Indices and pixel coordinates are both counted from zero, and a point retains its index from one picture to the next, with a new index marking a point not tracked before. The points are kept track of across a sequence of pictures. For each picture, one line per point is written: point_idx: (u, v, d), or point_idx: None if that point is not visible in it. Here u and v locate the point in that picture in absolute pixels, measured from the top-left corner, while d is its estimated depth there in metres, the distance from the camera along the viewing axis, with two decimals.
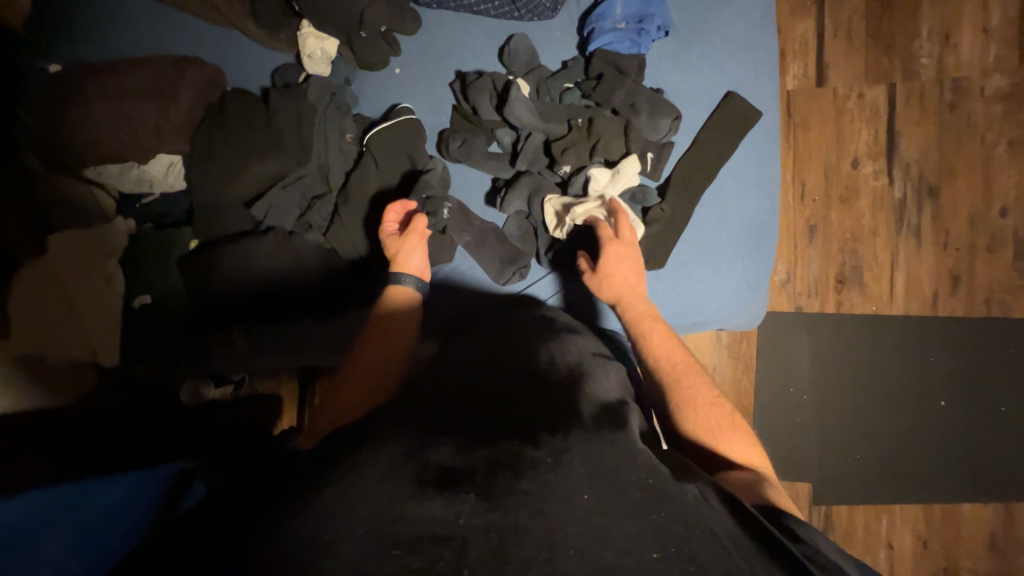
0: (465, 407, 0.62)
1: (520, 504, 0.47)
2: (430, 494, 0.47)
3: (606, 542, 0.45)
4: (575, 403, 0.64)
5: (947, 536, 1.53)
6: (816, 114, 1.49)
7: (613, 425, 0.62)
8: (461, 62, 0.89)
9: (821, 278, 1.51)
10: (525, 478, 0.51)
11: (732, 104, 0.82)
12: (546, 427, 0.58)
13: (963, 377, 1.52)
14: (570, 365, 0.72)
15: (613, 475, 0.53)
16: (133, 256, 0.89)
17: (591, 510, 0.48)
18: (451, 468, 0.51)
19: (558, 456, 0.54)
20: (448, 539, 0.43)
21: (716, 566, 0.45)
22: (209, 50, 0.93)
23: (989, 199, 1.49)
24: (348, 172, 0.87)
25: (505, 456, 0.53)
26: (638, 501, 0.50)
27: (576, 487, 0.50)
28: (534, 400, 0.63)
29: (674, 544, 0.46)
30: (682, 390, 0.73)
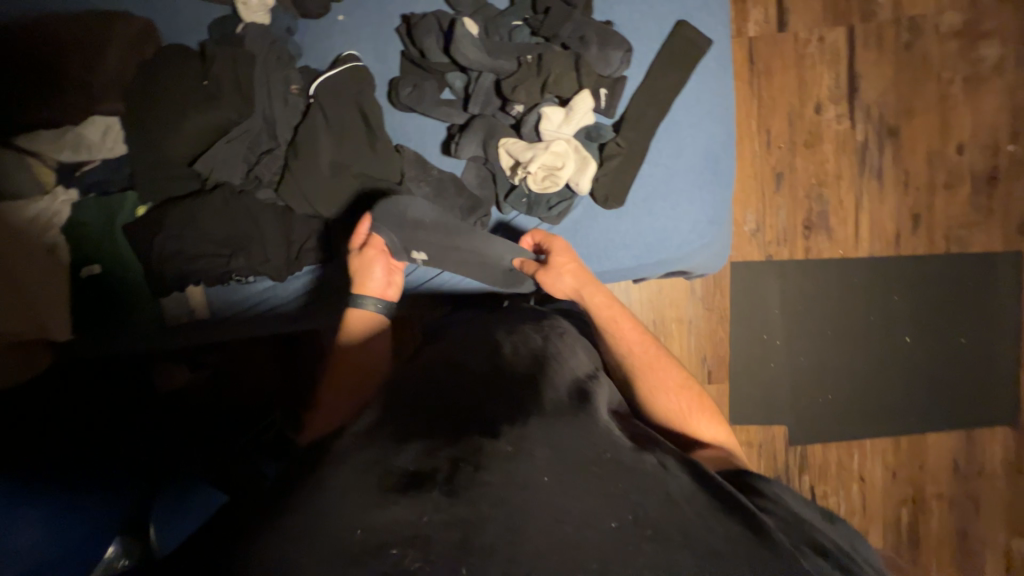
0: (424, 395, 0.61)
1: (484, 495, 0.48)
2: (392, 499, 0.47)
3: (565, 518, 0.48)
4: (539, 388, 0.63)
5: (914, 466, 1.60)
6: (778, 60, 1.49)
7: (578, 408, 0.61)
8: (406, 5, 0.86)
9: (789, 224, 1.53)
10: (488, 470, 0.50)
11: (683, 33, 0.82)
12: (508, 415, 0.57)
13: (925, 313, 1.57)
14: (535, 352, 0.71)
15: (573, 454, 0.53)
16: (78, 227, 0.85)
17: (552, 491, 0.49)
18: (416, 470, 0.50)
19: (521, 443, 0.54)
20: (412, 541, 0.45)
21: (671, 529, 0.48)
22: (142, 7, 0.88)
23: (946, 137, 1.52)
24: (295, 125, 0.84)
25: (469, 450, 0.52)
26: (598, 477, 0.52)
27: (536, 472, 0.51)
28: (496, 391, 0.62)
29: (631, 513, 0.49)
30: (661, 378, 0.77)
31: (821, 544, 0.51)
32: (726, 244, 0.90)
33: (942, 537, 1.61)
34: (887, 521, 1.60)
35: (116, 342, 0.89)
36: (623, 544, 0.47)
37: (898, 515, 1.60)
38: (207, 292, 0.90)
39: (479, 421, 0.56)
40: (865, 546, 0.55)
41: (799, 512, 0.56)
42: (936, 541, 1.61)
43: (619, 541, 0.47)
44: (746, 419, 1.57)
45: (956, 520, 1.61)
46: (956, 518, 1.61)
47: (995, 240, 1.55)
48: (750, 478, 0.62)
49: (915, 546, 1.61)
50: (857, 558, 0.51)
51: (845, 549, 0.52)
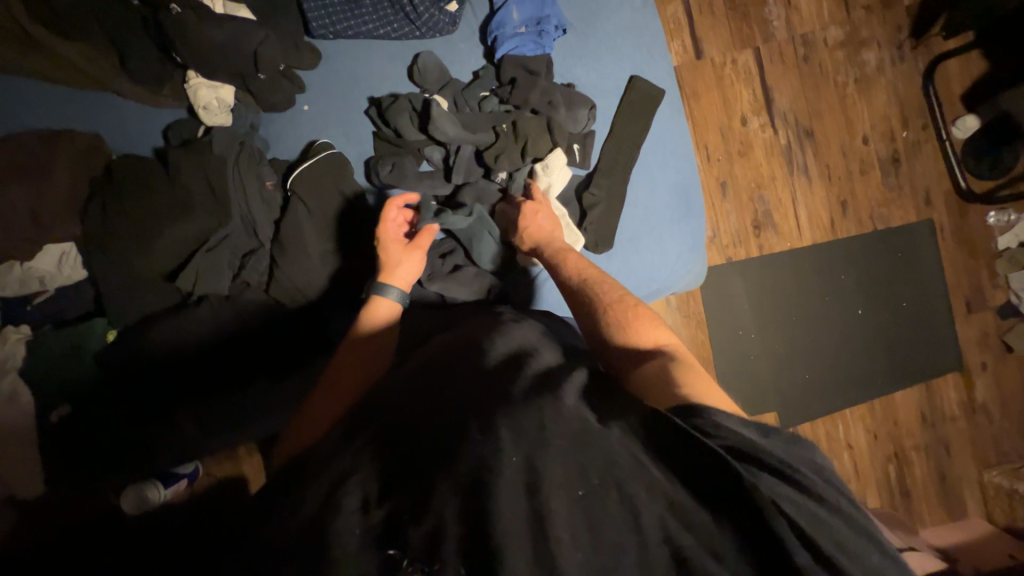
0: (399, 400, 0.59)
1: (454, 488, 0.49)
2: (361, 511, 0.48)
3: (540, 497, 0.48)
4: (516, 377, 0.60)
5: (890, 424, 1.75)
6: (702, 83, 1.64)
7: (550, 387, 0.59)
8: (372, 88, 0.87)
9: (740, 227, 1.67)
10: (458, 466, 0.50)
11: (638, 86, 0.89)
12: (482, 408, 0.55)
13: (868, 285, 1.75)
14: (512, 344, 0.67)
15: (539, 433, 0.53)
16: (43, 366, 0.77)
17: (520, 474, 0.49)
18: (388, 477, 0.51)
19: (487, 433, 0.52)
20: (382, 540, 0.47)
21: (632, 489, 0.50)
22: (85, 120, 0.83)
23: (852, 131, 1.73)
24: (277, 222, 0.81)
25: (440, 449, 0.52)
26: (567, 451, 0.52)
27: (503, 455, 0.50)
28: (470, 381, 0.59)
29: (598, 477, 0.50)
30: (619, 315, 0.73)
31: (773, 464, 0.53)
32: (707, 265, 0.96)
33: (926, 483, 1.76)
34: (878, 480, 1.73)
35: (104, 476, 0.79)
36: (598, 511, 0.49)
37: (886, 473, 1.73)
38: (194, 414, 0.80)
39: (457, 423, 0.54)
40: (813, 456, 0.58)
41: (738, 429, 0.56)
42: (922, 488, 1.75)
43: (588, 508, 0.49)
44: None
45: (934, 466, 1.77)
46: (933, 464, 1.77)
47: (909, 212, 1.76)
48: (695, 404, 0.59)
49: (906, 497, 1.74)
50: (809, 474, 0.54)
51: (796, 465, 0.54)
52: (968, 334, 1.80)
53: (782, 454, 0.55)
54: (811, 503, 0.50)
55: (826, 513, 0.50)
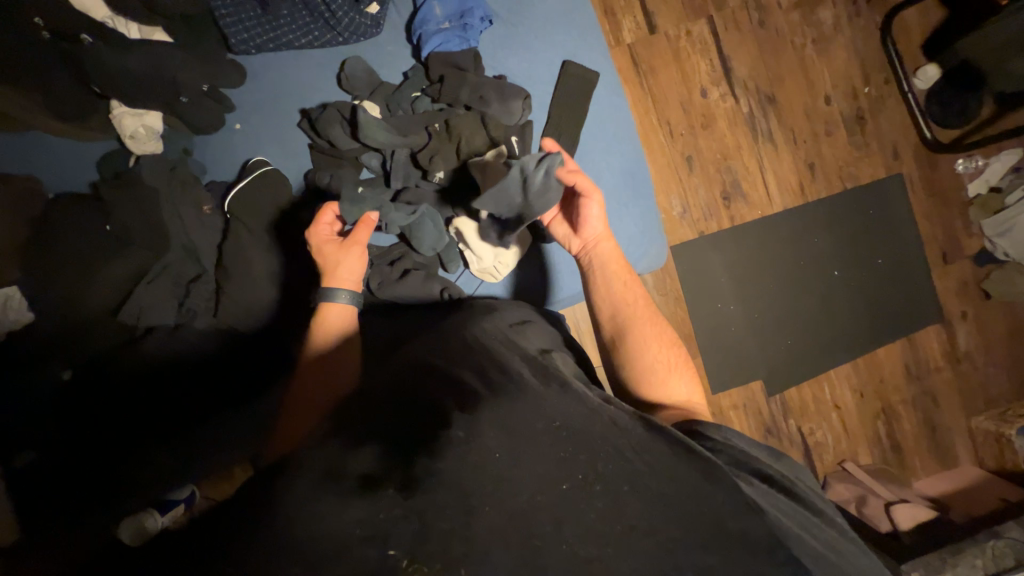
0: (383, 403, 0.61)
1: (438, 486, 0.49)
2: (349, 502, 0.47)
3: (520, 489, 0.51)
4: (491, 371, 0.64)
5: (876, 381, 1.76)
6: (658, 59, 1.62)
7: (530, 381, 0.63)
8: (303, 101, 0.86)
9: (709, 200, 1.66)
10: (440, 458, 0.52)
11: (571, 72, 0.88)
12: (460, 402, 0.58)
13: (843, 245, 1.75)
14: (484, 340, 0.71)
15: (524, 424, 0.56)
16: (5, 413, 0.76)
17: (502, 464, 0.52)
18: (380, 467, 0.51)
19: (471, 429, 0.55)
20: (366, 539, 0.45)
21: (620, 482, 0.52)
22: (17, 162, 0.81)
23: (814, 92, 1.72)
24: (219, 245, 0.81)
25: (422, 445, 0.54)
26: (554, 443, 0.54)
27: (490, 449, 0.53)
28: (444, 381, 0.62)
29: (582, 472, 0.53)
30: (654, 346, 0.77)
31: (763, 471, 0.60)
32: (664, 245, 0.95)
33: (916, 435, 1.78)
34: (868, 437, 1.74)
35: (64, 523, 0.74)
36: (577, 502, 0.51)
37: (875, 429, 1.75)
38: (155, 446, 0.76)
39: (431, 417, 0.57)
40: (799, 470, 0.66)
41: (747, 449, 0.64)
42: (913, 441, 1.77)
43: (568, 500, 0.51)
44: (724, 384, 1.67)
45: (923, 418, 1.78)
46: (922, 416, 1.78)
47: (878, 168, 1.76)
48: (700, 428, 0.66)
49: (898, 451, 1.76)
50: (799, 487, 0.61)
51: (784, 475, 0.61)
52: (947, 285, 1.80)
53: (775, 468, 0.63)
54: (795, 504, 0.57)
55: (807, 512, 0.57)
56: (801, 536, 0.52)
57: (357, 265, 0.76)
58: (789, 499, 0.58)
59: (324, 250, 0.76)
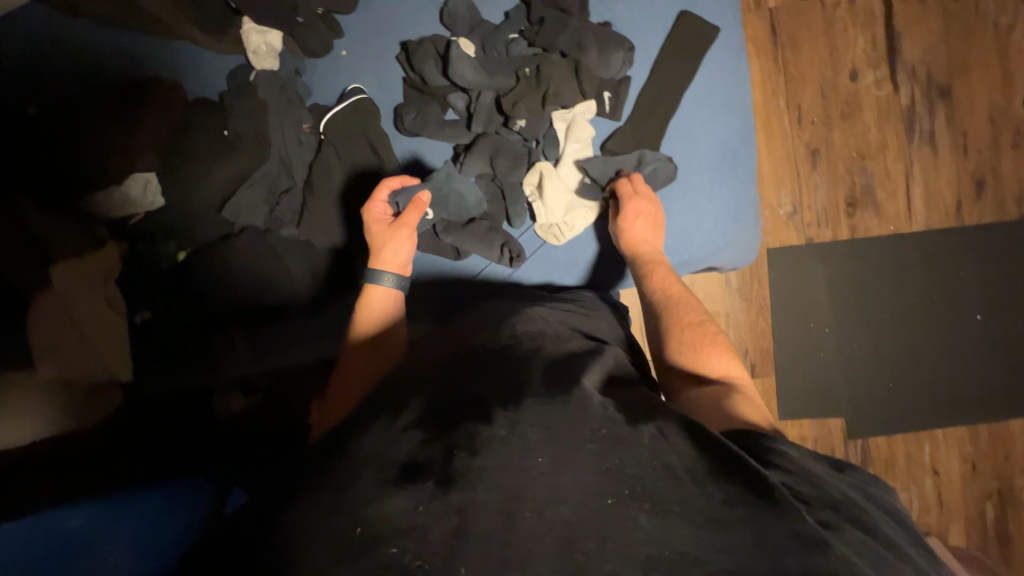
0: (427, 380, 0.63)
1: (477, 482, 0.49)
2: (389, 492, 0.48)
3: (563, 498, 0.48)
4: (536, 370, 0.62)
5: (998, 456, 1.45)
6: (805, 29, 1.38)
7: (574, 384, 0.59)
8: (405, 33, 0.87)
9: (829, 203, 1.43)
10: (482, 455, 0.50)
11: (686, 26, 0.79)
12: (503, 399, 0.56)
13: (998, 286, 1.42)
14: (537, 335, 0.70)
15: (567, 434, 0.52)
16: (134, 275, 0.93)
17: (546, 472, 0.50)
18: (417, 456, 0.52)
19: (513, 426, 0.53)
20: (410, 531, 0.46)
21: (670, 499, 0.48)
22: (166, 66, 0.93)
23: (1009, 91, 1.36)
24: (310, 163, 0.87)
25: (462, 436, 0.52)
26: (595, 455, 0.51)
27: (530, 453, 0.51)
28: (488, 374, 0.61)
29: (627, 487, 0.49)
30: (687, 330, 0.73)
31: (833, 498, 0.50)
32: (753, 237, 0.84)
33: None
34: (969, 517, 1.46)
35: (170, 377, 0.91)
36: (622, 520, 0.47)
37: (982, 511, 1.46)
38: (246, 327, 0.92)
39: (473, 408, 0.55)
40: (874, 491, 0.55)
41: (807, 464, 0.53)
42: None
43: (614, 517, 0.47)
44: (797, 413, 1.48)
45: None
46: None
47: None
48: (760, 436, 0.57)
49: (1005, 544, 1.46)
50: (863, 508, 0.51)
51: (855, 499, 0.51)
52: None
53: (845, 490, 0.52)
54: (870, 539, 0.47)
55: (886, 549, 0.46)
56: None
57: (403, 249, 0.79)
58: (862, 532, 0.47)
59: (376, 230, 0.79)
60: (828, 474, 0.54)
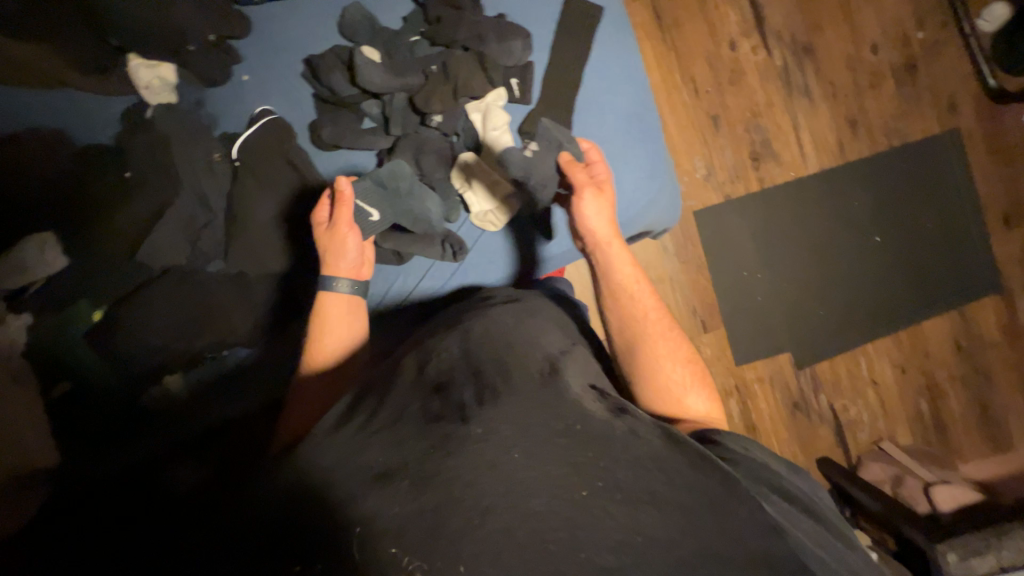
0: (395, 386, 0.63)
1: (450, 479, 0.52)
2: (367, 493, 0.51)
3: (533, 492, 0.52)
4: (507, 362, 0.64)
5: (920, 356, 1.64)
6: (683, 9, 1.53)
7: (546, 378, 0.63)
8: (306, 50, 0.87)
9: (737, 161, 1.57)
10: (455, 454, 0.54)
11: (574, 9, 0.85)
12: (477, 394, 0.60)
13: (887, 208, 1.61)
14: (500, 326, 0.71)
15: (540, 426, 0.56)
16: (41, 346, 0.82)
17: (519, 465, 0.53)
18: (393, 463, 0.54)
19: (489, 425, 0.56)
20: (386, 535, 0.49)
21: (640, 492, 0.53)
22: (46, 115, 0.85)
23: (858, 41, 1.57)
24: (227, 192, 0.84)
25: (438, 437, 0.55)
26: (563, 446, 0.55)
27: (503, 449, 0.54)
28: (462, 373, 0.63)
29: (600, 480, 0.53)
30: (671, 359, 0.76)
31: (789, 493, 0.61)
32: (672, 192, 0.91)
33: (965, 416, 1.64)
34: (909, 415, 1.63)
35: (126, 439, 0.87)
36: (595, 509, 0.52)
37: (918, 408, 1.63)
38: (186, 376, 0.89)
39: (453, 411, 0.58)
40: (820, 491, 0.66)
41: (764, 461, 0.64)
42: (961, 422, 1.64)
43: (585, 508, 0.52)
44: (749, 356, 1.59)
45: (973, 397, 1.65)
46: (972, 395, 1.65)
47: (931, 123, 1.61)
48: (717, 439, 0.66)
49: (942, 432, 1.63)
50: (805, 495, 0.62)
51: (798, 489, 0.62)
52: (1007, 252, 1.64)
53: (800, 488, 0.63)
54: (807, 518, 0.58)
55: (824, 531, 0.57)
56: (821, 556, 0.52)
57: (353, 246, 0.75)
58: (810, 520, 0.58)
59: (321, 236, 0.76)
60: (774, 464, 0.64)
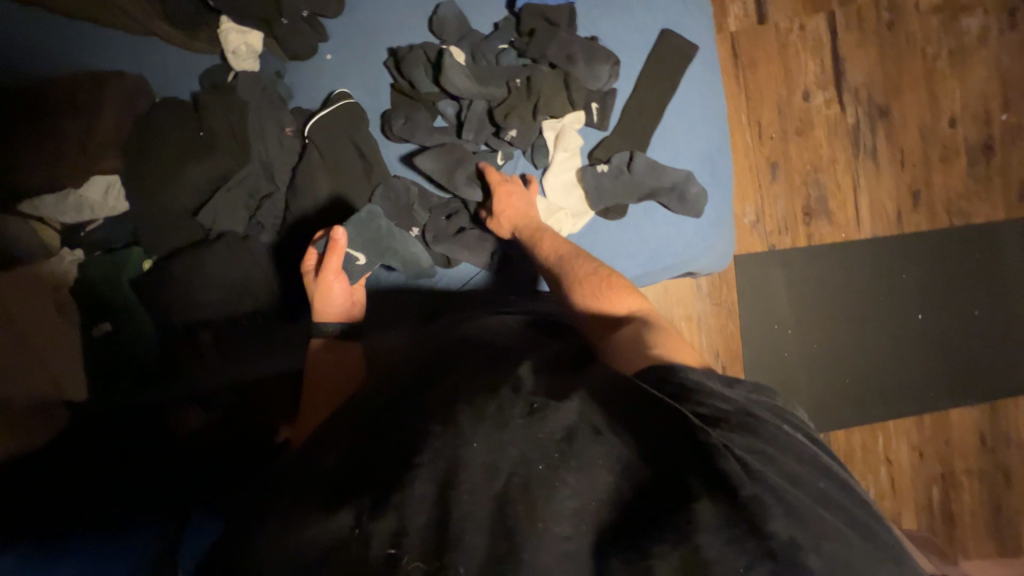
0: (370, 399, 0.60)
1: (414, 479, 0.44)
2: (331, 513, 0.45)
3: (495, 472, 0.44)
4: (475, 366, 0.57)
5: (940, 443, 1.59)
6: (762, 51, 1.49)
7: (502, 369, 0.56)
8: (392, 40, 0.87)
9: (789, 213, 1.53)
10: (419, 453, 0.46)
11: (667, 43, 0.83)
12: (434, 402, 0.52)
13: (934, 287, 1.56)
14: (479, 336, 0.68)
15: (491, 411, 0.48)
16: (88, 284, 0.85)
17: (480, 452, 0.45)
18: (351, 477, 0.48)
19: (448, 419, 0.48)
20: (350, 546, 0.42)
21: (593, 446, 0.47)
22: (131, 62, 0.87)
23: (937, 112, 1.52)
24: (293, 168, 0.85)
25: (398, 439, 0.49)
26: (526, 427, 0.47)
27: (462, 440, 0.46)
28: (419, 381, 0.58)
29: (556, 450, 0.46)
30: (587, 279, 0.76)
31: (722, 413, 0.54)
32: (730, 242, 0.89)
33: (976, 511, 1.59)
34: (918, 500, 1.58)
35: (127, 397, 0.86)
36: (552, 482, 0.44)
37: (929, 494, 1.58)
38: (217, 336, 0.87)
39: (415, 415, 0.51)
40: (759, 393, 0.62)
41: (710, 387, 0.58)
42: (970, 516, 1.59)
43: (543, 480, 0.44)
44: None
45: (988, 494, 1.59)
46: (987, 492, 1.59)
47: (996, 209, 1.56)
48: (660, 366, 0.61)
49: (949, 524, 1.59)
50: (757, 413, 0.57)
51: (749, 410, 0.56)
52: None
53: (734, 401, 0.57)
54: (766, 445, 0.52)
55: (774, 449, 0.52)
56: (776, 479, 0.48)
57: (339, 291, 0.77)
58: (763, 442, 0.52)
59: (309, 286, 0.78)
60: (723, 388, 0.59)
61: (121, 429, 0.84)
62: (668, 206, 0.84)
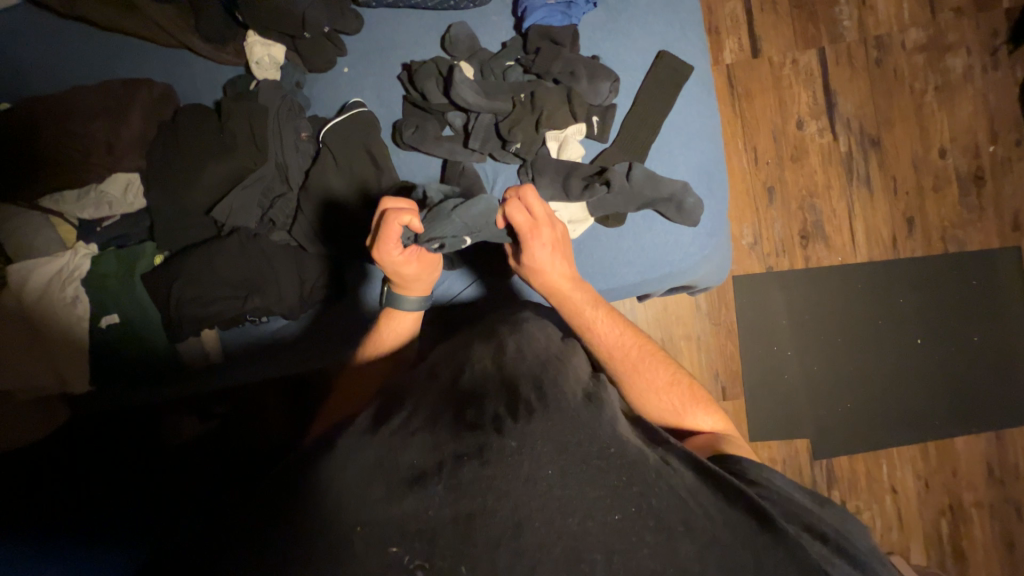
0: (431, 389, 0.60)
1: (484, 489, 0.48)
2: (398, 495, 0.47)
3: (571, 510, 0.47)
4: (552, 382, 0.60)
5: (948, 473, 1.55)
6: (756, 82, 1.57)
7: (587, 402, 0.59)
8: (407, 56, 0.93)
9: (786, 235, 1.56)
10: (489, 466, 0.49)
11: (664, 66, 0.89)
12: (510, 409, 0.54)
13: (933, 313, 1.57)
14: (542, 351, 0.68)
15: (574, 448, 0.51)
16: (99, 278, 0.88)
17: (555, 484, 0.48)
18: (426, 466, 0.50)
19: (524, 438, 0.51)
20: (416, 538, 0.45)
21: (673, 520, 0.49)
22: (163, 73, 0.95)
23: (927, 143, 1.58)
24: (306, 170, 0.89)
25: (473, 446, 0.51)
26: (601, 470, 0.50)
27: (538, 465, 0.49)
28: (493, 385, 0.59)
29: (634, 503, 0.49)
30: (664, 393, 0.78)
31: (820, 529, 0.55)
32: (726, 251, 0.92)
33: (987, 548, 1.54)
34: (927, 534, 1.53)
35: (139, 373, 0.91)
36: (630, 535, 0.47)
37: (938, 527, 1.53)
38: (221, 333, 0.93)
39: (494, 421, 0.53)
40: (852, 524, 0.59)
41: (791, 494, 0.60)
42: (982, 553, 1.53)
43: (621, 534, 0.47)
44: (766, 433, 1.53)
45: (1000, 529, 1.54)
46: (999, 527, 1.54)
47: (991, 238, 1.58)
48: (740, 467, 0.65)
49: (959, 559, 1.53)
50: (850, 538, 0.56)
51: (839, 530, 0.56)
52: None
53: (828, 522, 0.57)
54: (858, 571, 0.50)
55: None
56: None
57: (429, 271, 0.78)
58: (850, 564, 0.51)
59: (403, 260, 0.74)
60: (808, 499, 0.61)
61: (120, 419, 0.90)
62: (666, 214, 0.87)
